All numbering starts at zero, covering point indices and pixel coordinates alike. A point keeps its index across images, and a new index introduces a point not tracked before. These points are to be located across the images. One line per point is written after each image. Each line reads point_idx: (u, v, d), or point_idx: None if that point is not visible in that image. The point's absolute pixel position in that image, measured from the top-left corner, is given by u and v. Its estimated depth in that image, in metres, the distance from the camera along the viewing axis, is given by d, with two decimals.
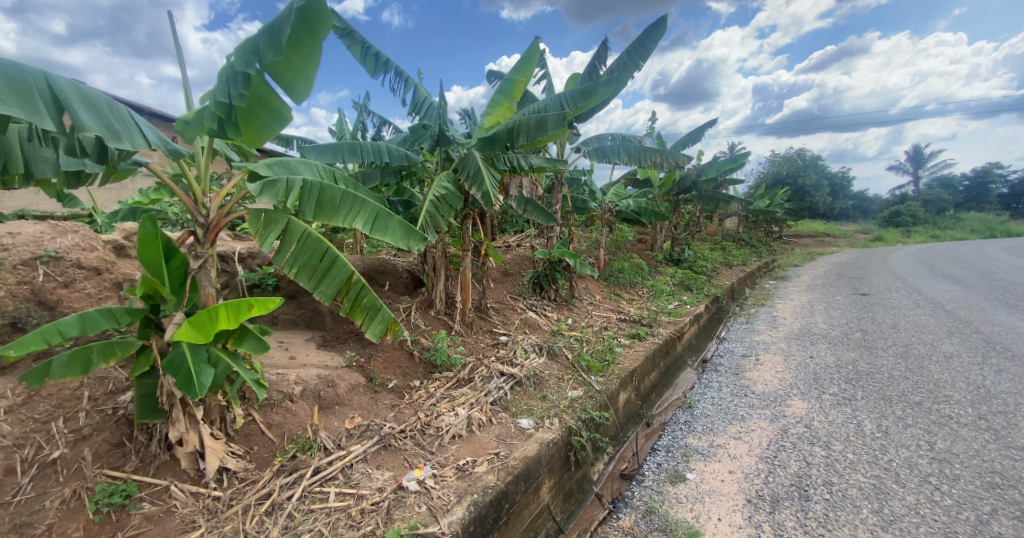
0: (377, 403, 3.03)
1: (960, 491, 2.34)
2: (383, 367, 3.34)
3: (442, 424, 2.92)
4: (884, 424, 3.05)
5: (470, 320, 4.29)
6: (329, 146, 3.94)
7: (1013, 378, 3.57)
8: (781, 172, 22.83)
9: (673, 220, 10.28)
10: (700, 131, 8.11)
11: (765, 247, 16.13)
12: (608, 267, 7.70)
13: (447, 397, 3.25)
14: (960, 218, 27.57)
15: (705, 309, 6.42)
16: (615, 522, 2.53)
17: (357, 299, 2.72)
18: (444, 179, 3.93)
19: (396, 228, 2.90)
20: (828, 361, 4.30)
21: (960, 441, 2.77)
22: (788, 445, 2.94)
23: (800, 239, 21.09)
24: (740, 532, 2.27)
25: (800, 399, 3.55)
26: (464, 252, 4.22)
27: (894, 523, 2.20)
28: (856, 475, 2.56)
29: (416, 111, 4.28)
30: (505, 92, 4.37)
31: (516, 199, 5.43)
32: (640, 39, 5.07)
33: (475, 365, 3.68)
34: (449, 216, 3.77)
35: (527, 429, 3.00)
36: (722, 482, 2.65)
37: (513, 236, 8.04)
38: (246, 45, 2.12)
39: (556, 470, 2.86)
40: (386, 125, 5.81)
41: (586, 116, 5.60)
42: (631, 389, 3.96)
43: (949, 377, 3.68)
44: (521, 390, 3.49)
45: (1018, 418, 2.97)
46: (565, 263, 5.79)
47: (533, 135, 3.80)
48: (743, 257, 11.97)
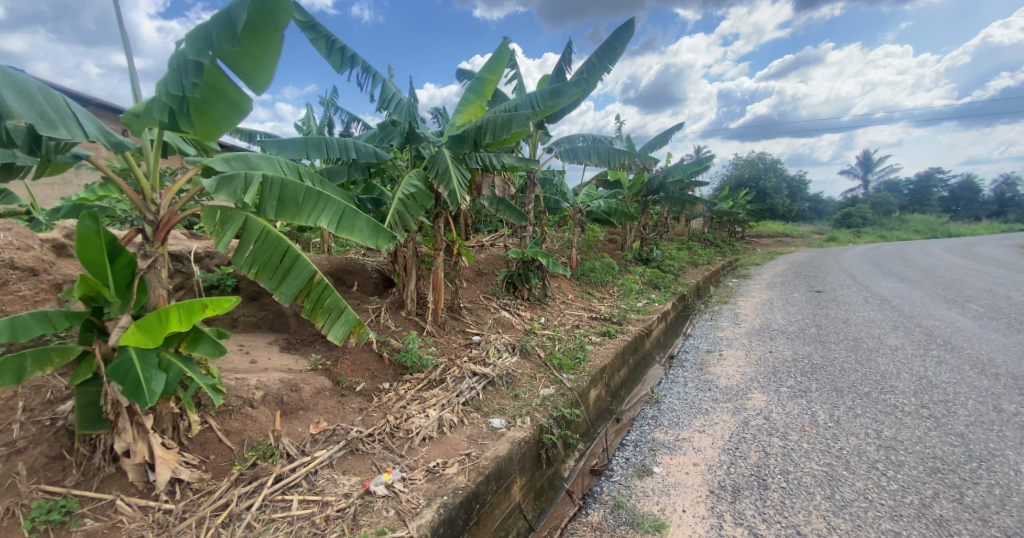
0: (344, 407, 2.95)
1: (905, 476, 2.49)
2: (351, 369, 3.26)
3: (412, 427, 2.87)
4: (836, 414, 3.21)
5: (442, 320, 4.24)
6: (294, 142, 3.81)
7: (951, 368, 3.83)
8: (744, 175, 23.73)
9: (642, 220, 10.52)
10: (667, 134, 8.33)
11: (729, 246, 16.71)
12: (579, 267, 7.79)
13: (418, 399, 3.20)
14: (905, 220, 29.43)
15: (672, 306, 6.59)
16: (584, 518, 2.55)
17: (319, 300, 2.64)
18: (414, 178, 3.87)
19: (363, 227, 2.83)
20: (786, 356, 4.49)
21: (904, 429, 2.94)
22: (748, 437, 3.05)
23: (762, 239, 21.99)
24: (703, 522, 2.33)
25: (760, 392, 3.69)
26: (435, 251, 4.17)
27: (845, 508, 2.31)
28: (810, 463, 2.68)
29: (385, 108, 4.20)
30: (476, 91, 4.36)
31: (488, 198, 5.41)
32: (609, 41, 5.15)
33: (446, 365, 3.64)
34: (419, 215, 3.71)
35: (499, 428, 2.99)
36: (688, 475, 2.72)
37: (486, 235, 8.01)
38: (197, 31, 2.01)
39: (527, 468, 2.86)
40: (354, 122, 5.68)
41: (557, 117, 5.64)
42: (602, 386, 4.01)
43: (894, 369, 3.91)
44: (492, 390, 3.47)
45: (955, 405, 3.19)
46: (537, 262, 5.81)
47: (503, 134, 3.79)
48: (708, 257, 12.37)
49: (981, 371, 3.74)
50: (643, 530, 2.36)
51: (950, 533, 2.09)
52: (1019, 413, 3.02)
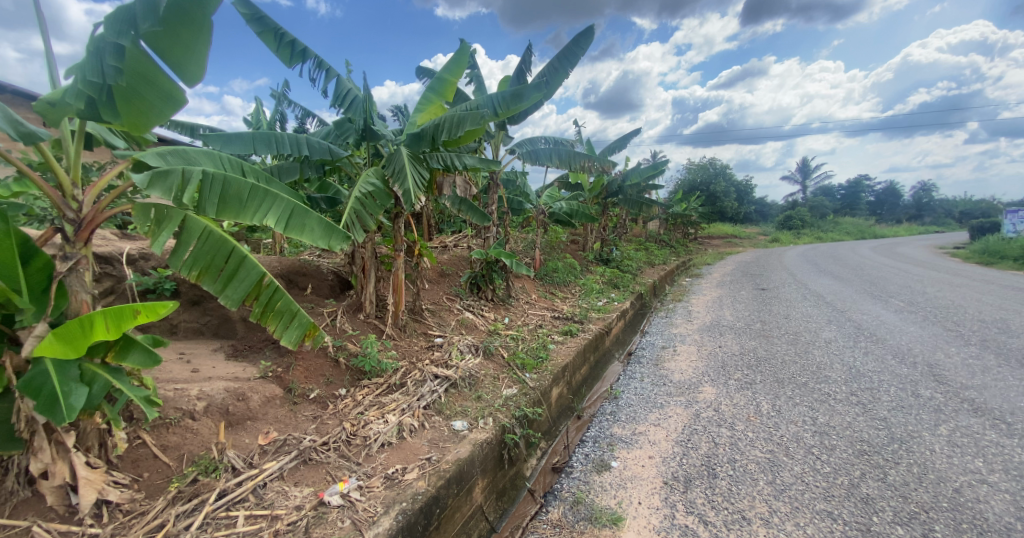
0: (296, 416, 2.82)
1: (837, 459, 2.68)
2: (304, 376, 3.13)
3: (370, 433, 2.79)
4: (777, 404, 3.41)
5: (402, 323, 4.15)
6: (241, 137, 3.61)
7: (876, 358, 4.17)
8: (696, 179, 24.85)
9: (602, 222, 10.77)
10: (626, 139, 8.59)
11: (682, 247, 17.43)
12: (542, 267, 7.87)
13: (376, 404, 3.11)
14: (838, 223, 31.80)
15: (629, 305, 6.78)
16: (544, 516, 2.57)
17: (270, 303, 2.51)
18: (371, 176, 3.76)
19: (315, 226, 2.72)
20: (734, 350, 4.74)
21: (837, 415, 3.17)
22: (699, 428, 3.18)
23: (712, 240, 23.08)
24: (658, 513, 2.40)
25: (711, 385, 3.86)
26: (394, 252, 4.07)
27: (784, 492, 2.45)
28: (754, 451, 2.83)
29: (340, 104, 4.06)
30: (436, 91, 4.33)
31: (449, 198, 5.35)
32: (570, 47, 5.23)
33: (406, 369, 3.56)
34: (376, 214, 3.61)
35: (461, 430, 2.96)
36: (643, 468, 2.81)
37: (448, 236, 7.94)
38: (117, 12, 1.86)
39: (489, 469, 2.85)
40: (308, 118, 5.46)
41: (519, 118, 5.67)
42: (563, 384, 4.07)
43: (829, 359, 4.21)
44: (454, 393, 3.43)
45: (880, 392, 3.47)
46: (501, 263, 5.82)
47: (461, 133, 3.76)
48: (663, 257, 12.84)
49: (902, 360, 4.09)
50: (601, 524, 2.40)
51: (875, 510, 2.26)
52: (933, 397, 3.33)
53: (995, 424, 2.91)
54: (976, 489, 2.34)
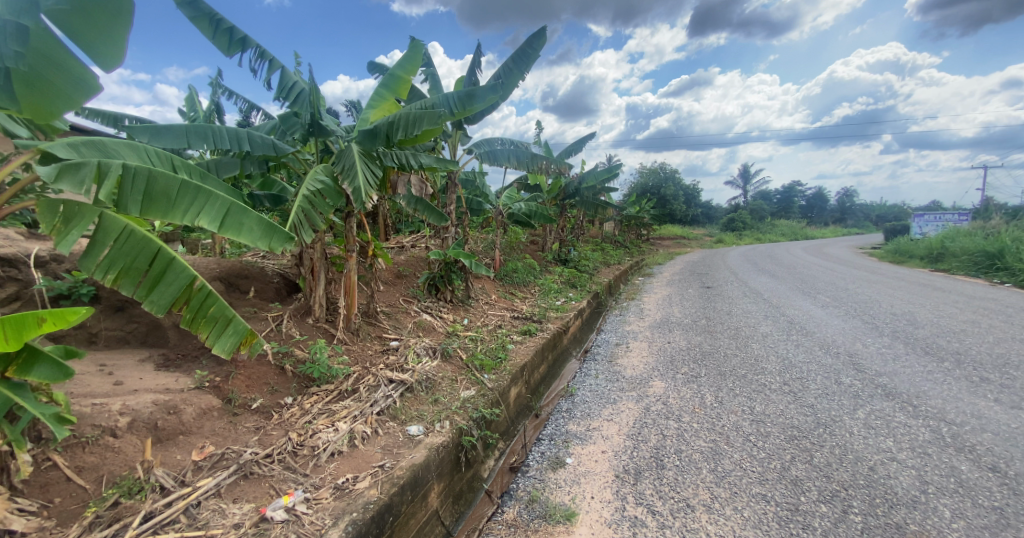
0: (236, 428, 2.66)
1: (771, 445, 2.86)
2: (246, 385, 2.95)
3: (318, 443, 2.68)
4: (719, 395, 3.60)
5: (356, 327, 4.01)
6: (173, 129, 3.35)
7: (806, 349, 4.50)
8: (648, 183, 25.81)
9: (559, 223, 10.94)
10: (582, 142, 8.79)
11: (635, 248, 18.05)
12: (502, 268, 7.87)
13: (326, 412, 2.98)
14: (774, 225, 34.12)
15: (586, 304, 6.91)
16: (500, 517, 2.56)
17: (201, 310, 2.34)
18: (320, 173, 3.62)
19: (254, 226, 2.56)
20: (682, 345, 4.95)
21: (771, 404, 3.39)
22: (649, 421, 3.30)
23: (663, 241, 24.06)
24: (609, 506, 2.47)
25: (660, 380, 4.02)
26: (346, 253, 3.92)
27: (725, 478, 2.59)
28: (698, 441, 2.97)
29: (284, 97, 3.86)
30: (390, 87, 4.23)
31: (404, 198, 5.25)
32: (524, 48, 5.27)
33: (359, 374, 3.44)
34: (326, 212, 3.48)
35: (416, 435, 2.90)
36: (596, 462, 2.87)
37: (406, 237, 7.76)
38: None
39: (446, 473, 2.80)
40: (250, 111, 5.17)
41: (476, 118, 5.65)
42: (522, 383, 4.08)
43: (765, 352, 4.50)
44: (410, 397, 3.36)
45: (808, 381, 3.75)
46: (460, 263, 5.77)
47: (417, 132, 3.71)
48: (618, 257, 13.22)
49: (828, 350, 4.45)
50: (555, 521, 2.43)
51: (803, 490, 2.43)
52: (853, 384, 3.64)
53: (903, 407, 3.22)
54: (888, 466, 2.56)
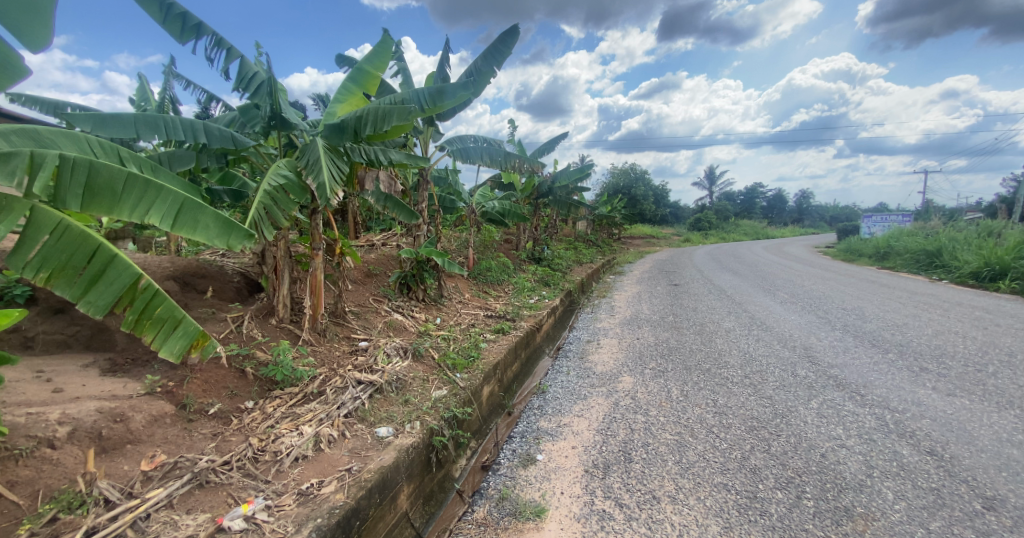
0: (191, 435, 2.52)
1: (732, 436, 2.95)
2: (202, 390, 2.80)
3: (281, 448, 2.58)
4: (685, 389, 3.70)
5: (322, 327, 3.88)
6: (120, 119, 3.14)
7: (765, 344, 4.69)
8: (619, 183, 26.26)
9: (532, 222, 10.97)
10: (554, 141, 8.84)
11: (607, 247, 18.31)
12: (475, 266, 7.82)
13: (290, 416, 2.88)
14: (738, 225, 35.38)
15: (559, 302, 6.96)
16: (469, 516, 2.53)
17: (146, 310, 2.21)
18: (283, 168, 3.48)
19: (209, 223, 2.43)
20: (651, 341, 5.06)
21: (733, 396, 3.51)
22: (618, 416, 3.35)
23: (633, 240, 24.53)
24: (578, 500, 2.49)
25: (629, 375, 4.09)
26: (312, 251, 3.79)
27: (689, 469, 2.65)
28: (664, 434, 3.04)
29: (244, 87, 3.69)
30: (357, 82, 4.12)
31: (373, 194, 5.12)
32: (496, 45, 5.24)
33: (326, 376, 3.34)
34: (289, 210, 3.34)
35: (385, 437, 2.83)
36: (567, 458, 2.89)
37: (376, 235, 7.60)
38: None
39: (416, 474, 2.74)
40: (208, 102, 4.92)
41: (447, 115, 5.58)
42: (494, 382, 4.06)
43: (728, 347, 4.66)
44: (379, 399, 3.28)
45: (768, 373, 3.90)
46: (432, 262, 5.68)
47: (387, 127, 3.62)
48: (590, 256, 13.38)
49: (785, 344, 4.64)
50: (525, 518, 2.42)
51: (761, 478, 2.52)
52: (808, 376, 3.81)
53: (852, 396, 3.39)
54: (838, 452, 2.69)
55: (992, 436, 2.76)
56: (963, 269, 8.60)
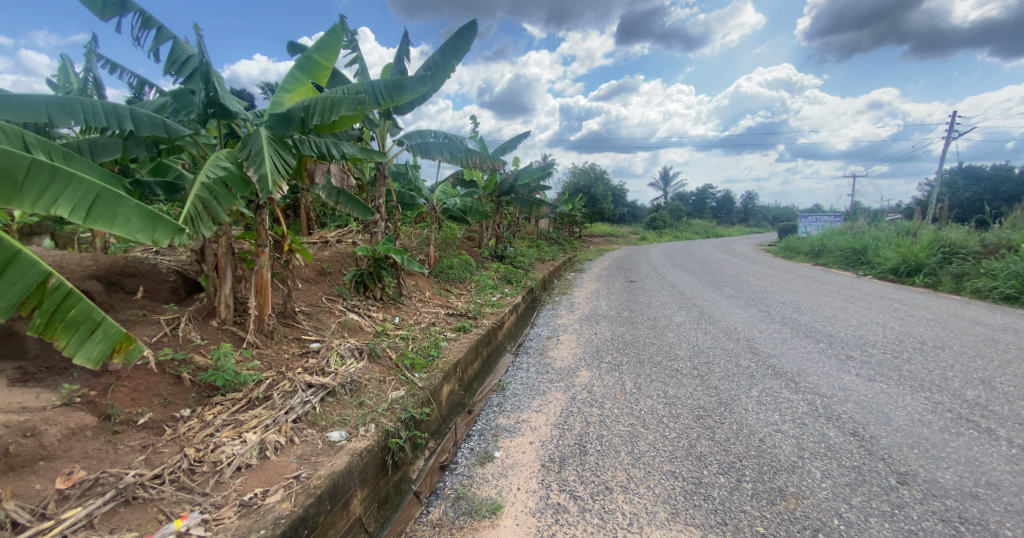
0: (117, 448, 2.32)
1: (680, 425, 3.08)
2: (130, 398, 2.58)
3: (220, 457, 2.43)
4: (638, 381, 3.82)
5: (269, 329, 3.69)
6: (27, 102, 2.76)
7: (712, 336, 4.93)
8: (579, 182, 26.76)
9: (494, 219, 10.96)
10: (515, 139, 8.87)
11: (568, 245, 18.58)
12: (437, 264, 7.70)
13: (232, 423, 2.71)
14: (690, 224, 36.84)
15: (521, 299, 6.97)
16: (424, 518, 2.48)
17: (58, 312, 2.06)
18: (222, 158, 3.27)
19: (131, 215, 2.27)
20: (608, 336, 5.19)
21: (682, 387, 3.65)
22: (574, 410, 3.40)
23: (593, 239, 25.08)
24: (534, 495, 2.50)
25: (587, 369, 4.17)
26: (257, 248, 3.59)
27: (640, 459, 2.73)
28: (618, 426, 3.12)
29: (176, 71, 3.45)
30: (305, 71, 3.93)
31: (324, 189, 4.93)
32: (454, 39, 5.16)
33: (273, 380, 3.17)
34: (231, 205, 3.17)
35: (338, 441, 2.73)
36: (524, 454, 2.91)
37: (331, 231, 7.33)
38: None
39: (370, 478, 2.65)
40: (140, 87, 4.55)
41: (405, 109, 5.44)
42: (454, 381, 4.01)
43: (679, 340, 4.85)
44: (332, 402, 3.15)
45: (714, 364, 4.10)
46: (390, 260, 5.53)
47: (335, 117, 3.50)
48: (551, 253, 13.54)
49: (730, 336, 4.90)
50: (480, 516, 2.41)
51: (705, 464, 2.64)
52: (749, 365, 4.03)
53: (788, 384, 3.61)
54: (774, 437, 2.86)
55: (906, 416, 3.03)
56: (885, 265, 9.39)
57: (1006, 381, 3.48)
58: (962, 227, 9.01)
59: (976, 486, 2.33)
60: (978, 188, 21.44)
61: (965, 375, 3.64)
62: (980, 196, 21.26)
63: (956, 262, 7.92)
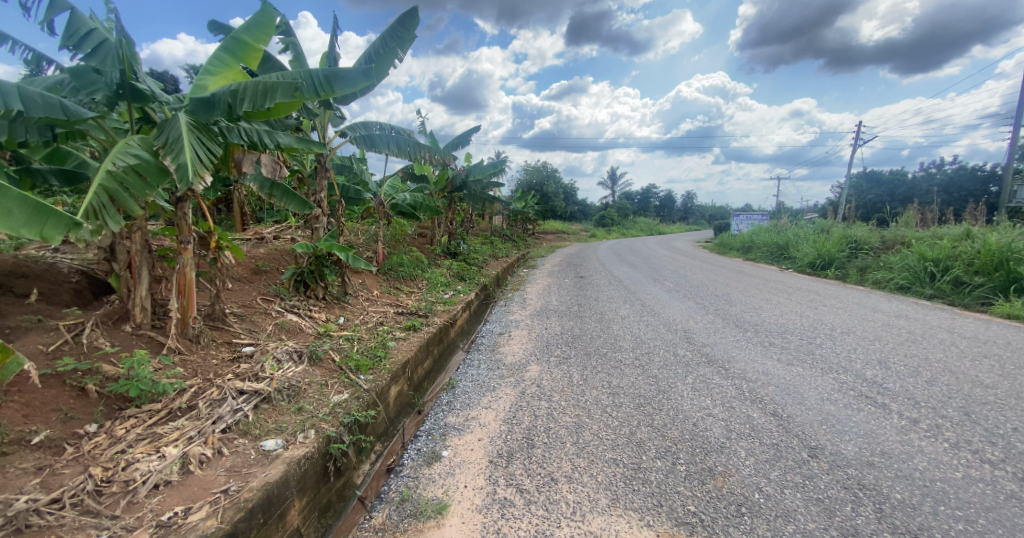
0: (6, 471, 2.05)
1: (622, 414, 3.19)
2: (22, 416, 2.29)
3: (133, 476, 2.21)
4: (585, 373, 3.92)
5: (194, 333, 3.39)
6: None
7: (654, 328, 5.16)
8: (531, 180, 27.09)
9: (446, 215, 10.81)
10: (465, 134, 8.79)
11: (522, 242, 18.75)
12: (386, 261, 7.46)
13: (148, 437, 2.47)
14: (634, 222, 38.23)
15: (474, 296, 6.92)
16: (366, 524, 2.40)
17: None
18: (134, 146, 2.96)
19: (14, 212, 2.08)
20: (557, 330, 5.29)
21: (625, 377, 3.80)
22: (523, 405, 3.43)
23: (545, 235, 25.50)
24: (481, 492, 2.49)
25: (536, 364, 4.22)
26: (178, 244, 3.28)
27: (585, 448, 2.80)
28: (564, 418, 3.18)
29: (74, 45, 3.08)
30: (233, 53, 3.64)
31: (256, 181, 4.60)
32: (396, 26, 5.02)
33: (198, 388, 2.93)
34: (145, 194, 2.87)
35: (272, 450, 2.57)
36: (472, 451, 2.89)
37: (269, 226, 6.90)
38: None
39: (309, 487, 2.52)
40: (35, 62, 4.02)
41: (347, 99, 5.19)
42: (403, 381, 3.91)
43: (623, 332, 5.04)
44: (267, 409, 2.96)
45: (654, 354, 4.30)
46: (333, 257, 5.29)
47: (269, 104, 3.28)
48: (504, 250, 13.60)
49: (670, 327, 5.16)
50: (426, 517, 2.37)
51: (644, 450, 2.75)
52: (686, 354, 4.27)
53: (719, 370, 3.86)
54: (706, 420, 3.05)
55: (818, 396, 3.33)
56: (803, 260, 10.31)
57: (899, 361, 3.93)
58: (867, 224, 10.05)
59: (872, 455, 2.61)
60: (879, 190, 24.13)
61: (866, 356, 4.07)
62: (880, 199, 23.94)
63: (861, 256, 8.85)
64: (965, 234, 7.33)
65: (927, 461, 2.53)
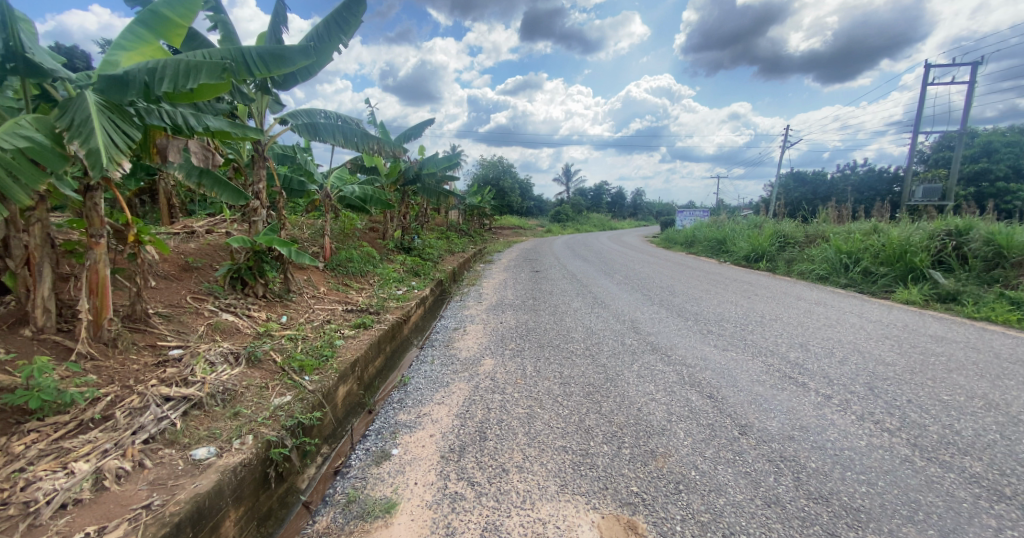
0: None
1: (573, 402, 3.27)
2: None
3: (34, 496, 1.98)
4: (538, 365, 3.98)
5: (110, 336, 3.08)
6: None
7: (604, 319, 5.32)
8: (487, 175, 27.08)
9: (398, 209, 10.54)
10: (417, 126, 8.59)
11: (478, 236, 18.71)
12: (334, 256, 7.15)
13: (53, 453, 2.21)
14: (586, 217, 39.13)
15: (428, 291, 6.82)
16: (309, 529, 2.30)
17: None
18: (28, 126, 2.64)
19: None
20: (512, 323, 5.33)
21: (576, 367, 3.89)
22: (476, 399, 3.42)
23: (501, 230, 25.60)
24: (431, 488, 2.46)
25: (490, 357, 4.23)
26: (88, 239, 2.96)
27: (536, 438, 2.85)
28: (517, 409, 3.21)
29: None
30: (152, 28, 3.34)
31: (182, 169, 4.25)
32: (341, 10, 4.78)
33: (115, 396, 2.67)
34: (37, 182, 2.55)
35: (203, 459, 2.39)
36: (423, 447, 2.85)
37: (201, 220, 6.40)
38: None
39: (246, 496, 2.38)
40: None
41: (286, 84, 4.90)
42: (352, 380, 3.77)
43: (575, 324, 5.16)
44: (197, 416, 2.75)
45: (603, 344, 4.44)
46: (273, 252, 5.00)
47: (192, 85, 3.03)
48: (459, 244, 13.50)
49: (619, 318, 5.35)
50: (374, 517, 2.30)
51: (592, 436, 2.83)
52: (633, 343, 4.44)
53: (662, 357, 4.05)
54: (649, 405, 3.18)
55: (748, 378, 3.57)
56: (739, 254, 11.04)
57: (818, 343, 4.31)
58: (794, 220, 10.93)
59: (793, 429, 2.84)
60: (804, 190, 26.34)
61: (790, 340, 4.43)
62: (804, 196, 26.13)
63: (789, 249, 9.61)
64: (872, 229, 8.16)
65: (837, 432, 2.79)
